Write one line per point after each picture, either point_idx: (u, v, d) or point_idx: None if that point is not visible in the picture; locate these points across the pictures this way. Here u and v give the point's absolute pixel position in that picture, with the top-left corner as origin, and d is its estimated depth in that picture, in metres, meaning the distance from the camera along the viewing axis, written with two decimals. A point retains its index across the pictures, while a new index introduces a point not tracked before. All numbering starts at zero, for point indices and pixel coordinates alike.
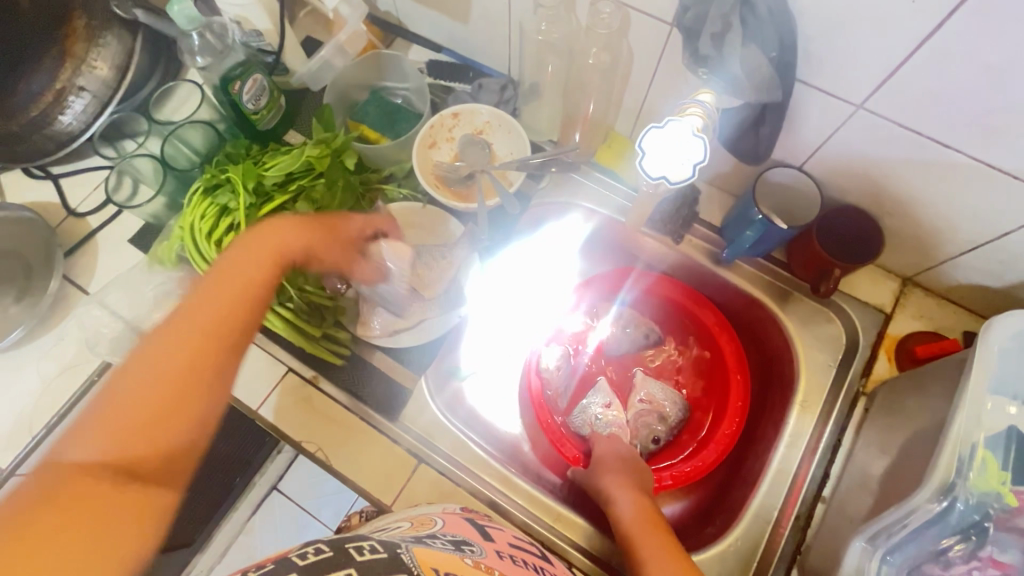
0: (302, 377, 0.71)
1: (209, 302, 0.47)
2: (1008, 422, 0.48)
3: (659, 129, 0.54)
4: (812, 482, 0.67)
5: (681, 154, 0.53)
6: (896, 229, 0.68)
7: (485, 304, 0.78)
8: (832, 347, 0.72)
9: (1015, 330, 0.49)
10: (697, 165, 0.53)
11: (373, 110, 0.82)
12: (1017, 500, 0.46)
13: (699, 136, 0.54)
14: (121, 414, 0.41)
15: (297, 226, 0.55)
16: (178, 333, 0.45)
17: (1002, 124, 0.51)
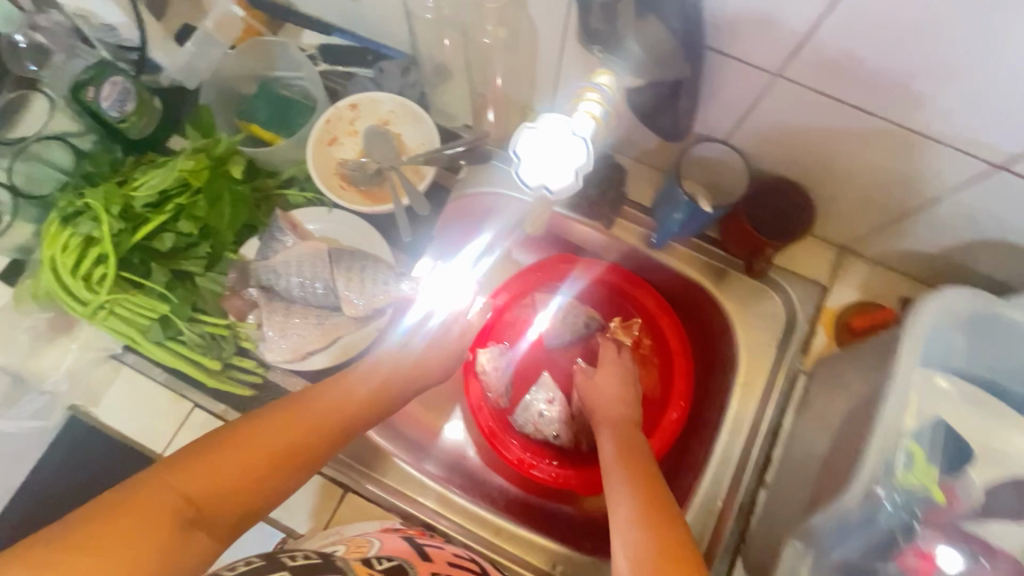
0: (210, 412, 0.64)
1: (334, 406, 0.51)
2: (937, 413, 0.49)
3: (532, 130, 0.43)
4: (755, 468, 0.65)
5: (562, 158, 0.44)
6: (829, 199, 0.64)
7: None
8: (771, 324, 0.69)
9: (946, 309, 0.48)
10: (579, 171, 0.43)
11: (263, 105, 0.74)
12: (945, 497, 0.48)
13: (578, 134, 0.44)
14: (244, 450, 0.44)
15: (422, 378, 0.59)
16: (323, 409, 0.50)
17: (924, 87, 0.46)
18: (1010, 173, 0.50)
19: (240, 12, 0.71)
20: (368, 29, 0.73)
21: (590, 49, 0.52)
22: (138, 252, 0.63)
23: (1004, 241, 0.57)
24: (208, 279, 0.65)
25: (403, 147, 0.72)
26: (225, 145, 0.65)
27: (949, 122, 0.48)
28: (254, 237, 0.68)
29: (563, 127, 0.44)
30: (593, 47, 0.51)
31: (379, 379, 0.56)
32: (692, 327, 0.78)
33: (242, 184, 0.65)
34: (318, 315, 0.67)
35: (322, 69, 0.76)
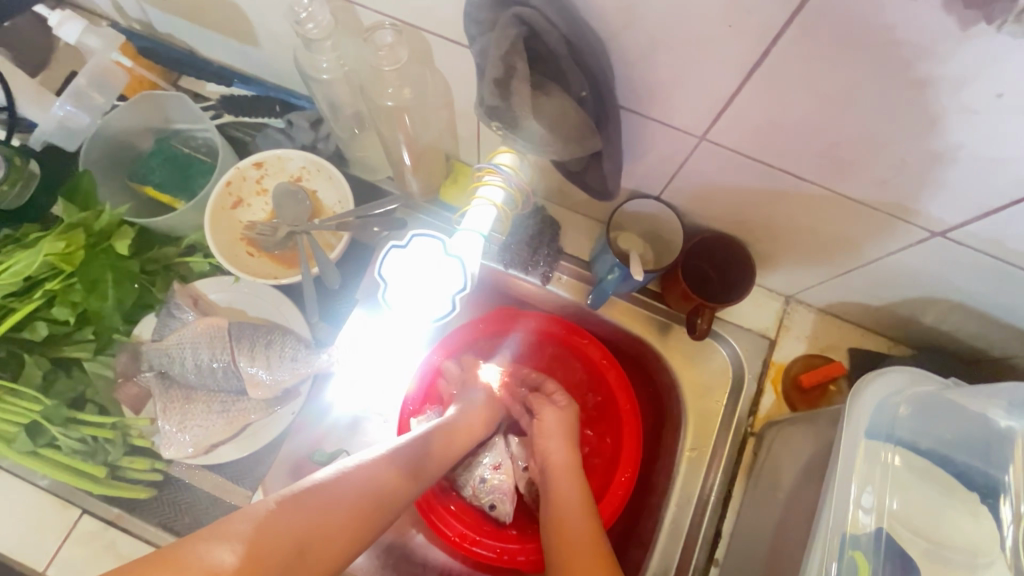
0: (102, 519, 0.57)
1: (335, 507, 0.44)
2: (879, 519, 0.44)
3: (400, 250, 0.46)
4: (704, 542, 0.61)
5: (436, 282, 0.46)
6: (771, 253, 0.61)
7: (351, 369, 0.64)
8: (718, 385, 0.65)
9: (882, 396, 0.45)
10: (456, 297, 0.46)
11: (159, 165, 0.67)
12: None
13: (454, 254, 0.46)
14: (269, 541, 0.39)
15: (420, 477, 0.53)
16: (326, 504, 0.44)
17: (852, 157, 0.42)
18: (948, 240, 0.46)
19: (127, 62, 0.65)
20: (272, 76, 0.66)
21: (489, 124, 0.43)
22: (6, 345, 0.55)
23: (949, 298, 0.54)
24: (97, 364, 0.59)
25: (320, 207, 0.66)
26: (107, 218, 0.57)
27: (880, 189, 0.44)
28: (150, 314, 0.62)
29: (433, 252, 0.46)
30: (492, 124, 0.43)
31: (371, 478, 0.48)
32: (638, 378, 0.75)
33: (130, 260, 0.58)
34: (222, 401, 0.61)
35: (226, 120, 0.69)
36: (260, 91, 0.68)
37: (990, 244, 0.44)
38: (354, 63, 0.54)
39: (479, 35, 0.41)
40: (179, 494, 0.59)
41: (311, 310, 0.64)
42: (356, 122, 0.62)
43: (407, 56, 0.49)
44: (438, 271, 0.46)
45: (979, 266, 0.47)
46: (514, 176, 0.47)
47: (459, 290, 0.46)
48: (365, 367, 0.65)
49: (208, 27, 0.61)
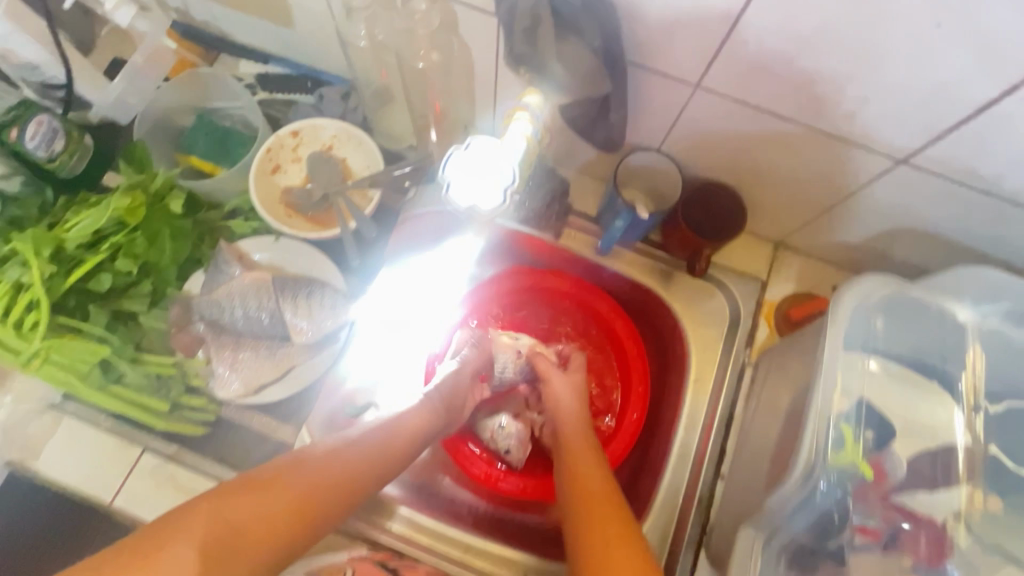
0: (160, 455, 0.62)
1: (305, 479, 0.47)
2: (859, 393, 0.50)
3: (466, 150, 0.53)
4: (711, 459, 0.67)
5: (491, 174, 0.53)
6: (760, 198, 0.68)
7: (377, 324, 0.70)
8: (716, 321, 0.72)
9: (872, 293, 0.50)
10: (506, 188, 0.53)
11: (202, 137, 0.73)
12: (871, 472, 0.48)
13: (506, 153, 0.53)
14: (237, 507, 0.42)
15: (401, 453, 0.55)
16: (298, 477, 0.47)
17: (825, 93, 0.49)
18: (911, 167, 0.53)
19: (172, 44, 0.72)
20: (305, 56, 0.73)
21: (516, 68, 0.54)
22: (73, 295, 0.61)
23: (916, 228, 0.61)
24: (152, 317, 0.64)
25: (350, 171, 0.72)
26: (162, 180, 0.64)
27: (851, 122, 0.52)
28: (198, 271, 0.67)
29: (491, 149, 0.53)
30: (519, 68, 0.54)
31: (347, 453, 0.51)
32: (644, 325, 0.81)
33: (182, 219, 0.64)
34: (268, 346, 0.66)
35: (262, 97, 0.75)
36: (293, 70, 0.75)
37: (946, 167, 0.51)
38: (386, 34, 0.61)
39: None
40: (228, 433, 0.65)
41: (351, 253, 0.72)
42: (385, 92, 0.69)
43: (437, 22, 0.56)
44: (495, 166, 0.53)
45: (939, 190, 0.54)
46: (544, 110, 0.54)
47: (508, 184, 0.53)
48: (389, 324, 0.70)
49: (248, 11, 0.68)
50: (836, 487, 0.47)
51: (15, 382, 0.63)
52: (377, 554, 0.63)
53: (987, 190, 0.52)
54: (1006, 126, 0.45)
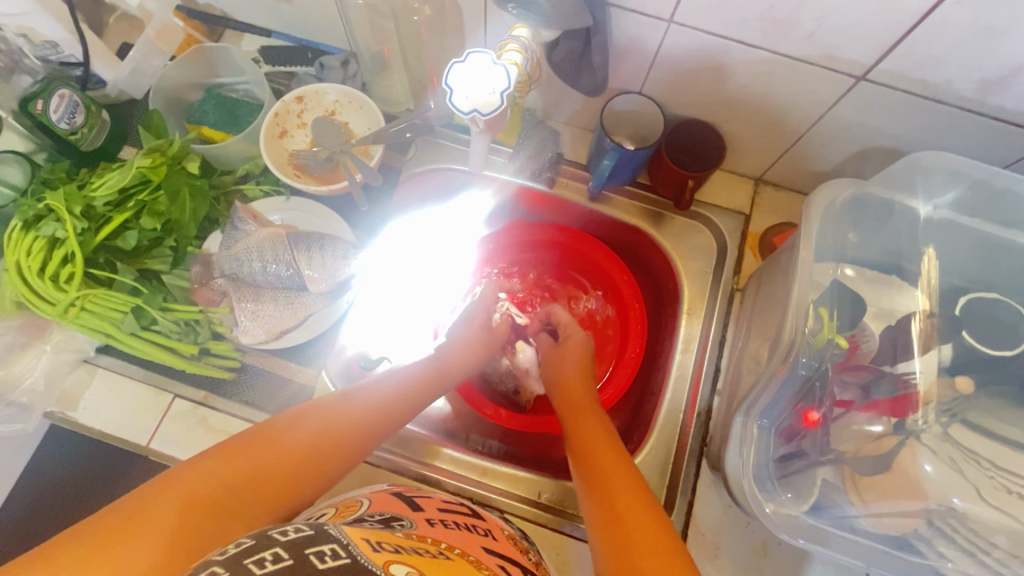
0: (191, 401, 0.66)
1: (289, 443, 0.48)
2: (836, 276, 0.55)
3: (462, 64, 0.53)
4: (708, 377, 0.72)
5: (486, 83, 0.53)
6: (737, 133, 0.73)
7: (380, 278, 0.74)
8: (705, 254, 0.77)
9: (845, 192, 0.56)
10: (501, 92, 0.52)
11: (212, 108, 0.78)
12: (847, 342, 0.52)
13: (501, 64, 0.53)
14: (221, 470, 0.44)
15: (387, 420, 0.55)
16: (282, 441, 0.48)
17: (785, 16, 0.54)
18: (870, 83, 0.59)
19: (180, 23, 0.77)
20: (305, 28, 0.78)
21: (504, 8, 0.58)
22: (104, 252, 0.67)
23: (882, 146, 0.67)
24: (175, 276, 0.69)
25: (352, 133, 0.76)
26: (178, 145, 0.69)
27: (811, 43, 0.56)
28: (216, 231, 0.72)
29: (488, 61, 0.53)
30: (507, 5, 0.57)
31: (349, 412, 0.53)
32: (637, 267, 0.86)
33: (200, 179, 0.69)
34: (286, 295, 0.70)
35: (266, 70, 0.80)
36: (294, 43, 0.79)
37: (900, 79, 0.57)
38: None
39: None
40: (254, 378, 0.69)
41: (360, 200, 0.76)
42: (383, 58, 0.75)
43: None
44: (490, 77, 0.53)
45: (898, 104, 0.60)
46: (532, 45, 0.59)
47: (503, 88, 0.53)
48: (392, 278, 0.75)
49: None
50: (815, 360, 0.52)
51: (52, 336, 0.67)
52: (399, 481, 0.67)
53: (939, 97, 0.57)
54: (945, 31, 0.50)
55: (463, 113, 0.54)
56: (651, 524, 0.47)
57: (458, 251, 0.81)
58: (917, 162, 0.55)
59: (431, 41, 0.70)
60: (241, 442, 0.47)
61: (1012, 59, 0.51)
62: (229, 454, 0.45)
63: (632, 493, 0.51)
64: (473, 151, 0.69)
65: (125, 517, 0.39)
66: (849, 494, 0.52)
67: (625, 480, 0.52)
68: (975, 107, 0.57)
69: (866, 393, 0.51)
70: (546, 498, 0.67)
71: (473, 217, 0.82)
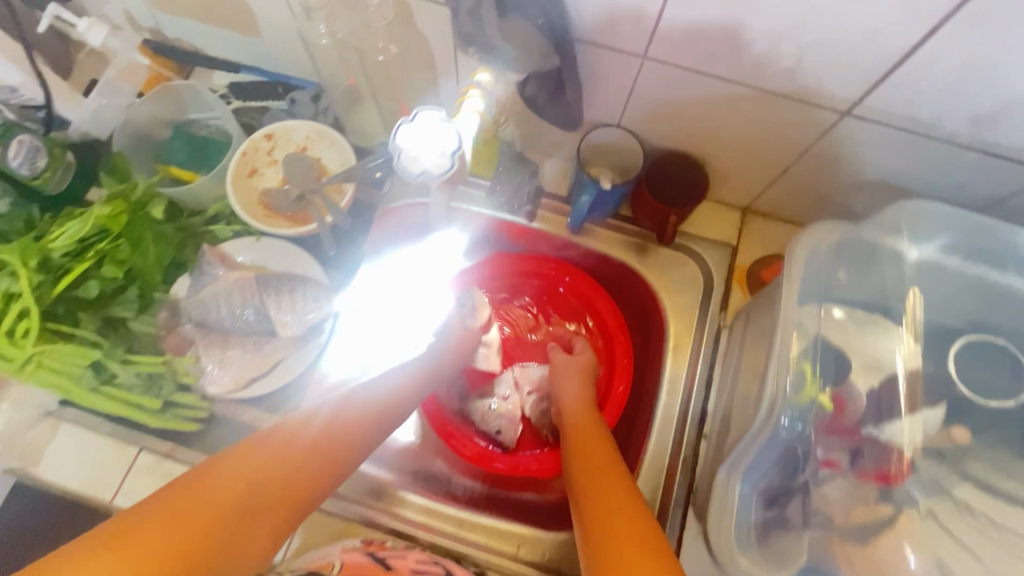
0: (158, 453, 0.64)
1: (291, 444, 0.47)
2: (819, 325, 0.52)
3: (410, 124, 0.51)
4: (694, 421, 0.69)
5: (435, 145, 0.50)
6: (721, 165, 0.70)
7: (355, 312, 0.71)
8: (691, 287, 0.74)
9: (828, 235, 0.53)
10: (450, 155, 0.50)
11: (180, 146, 0.75)
12: (832, 404, 0.49)
13: (451, 124, 0.51)
14: (223, 477, 0.42)
15: (381, 419, 0.55)
16: (288, 441, 0.47)
17: (763, 52, 0.52)
18: (855, 118, 0.56)
19: (145, 60, 0.74)
20: (274, 62, 0.76)
21: (466, 50, 0.56)
22: (63, 303, 0.64)
23: (871, 179, 0.64)
24: (142, 322, 0.66)
25: (325, 170, 0.74)
26: (142, 189, 0.67)
27: (791, 79, 0.54)
28: (184, 275, 0.70)
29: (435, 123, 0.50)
30: (470, 49, 0.55)
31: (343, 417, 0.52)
32: (621, 298, 0.83)
33: (165, 224, 0.67)
34: (256, 341, 0.68)
35: (236, 106, 0.78)
36: (265, 78, 0.78)
37: (886, 115, 0.54)
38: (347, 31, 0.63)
39: None
40: (223, 430, 0.67)
41: (326, 245, 0.74)
42: (354, 92, 0.72)
43: (393, 14, 0.58)
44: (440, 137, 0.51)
45: (885, 139, 0.57)
46: (496, 88, 0.57)
47: (454, 149, 0.50)
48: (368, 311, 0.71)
49: (215, 22, 0.71)
50: (798, 423, 0.49)
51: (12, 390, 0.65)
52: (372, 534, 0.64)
53: (929, 133, 0.55)
54: (930, 67, 0.48)
55: (411, 176, 0.51)
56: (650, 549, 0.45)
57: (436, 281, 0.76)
58: (907, 208, 0.52)
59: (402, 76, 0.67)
60: (242, 446, 0.45)
61: (1004, 96, 0.48)
62: (233, 456, 0.44)
63: (630, 516, 0.50)
64: (433, 201, 0.66)
65: (131, 526, 0.36)
66: (839, 564, 0.48)
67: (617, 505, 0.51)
68: (964, 143, 0.55)
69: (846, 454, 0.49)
70: (525, 552, 0.64)
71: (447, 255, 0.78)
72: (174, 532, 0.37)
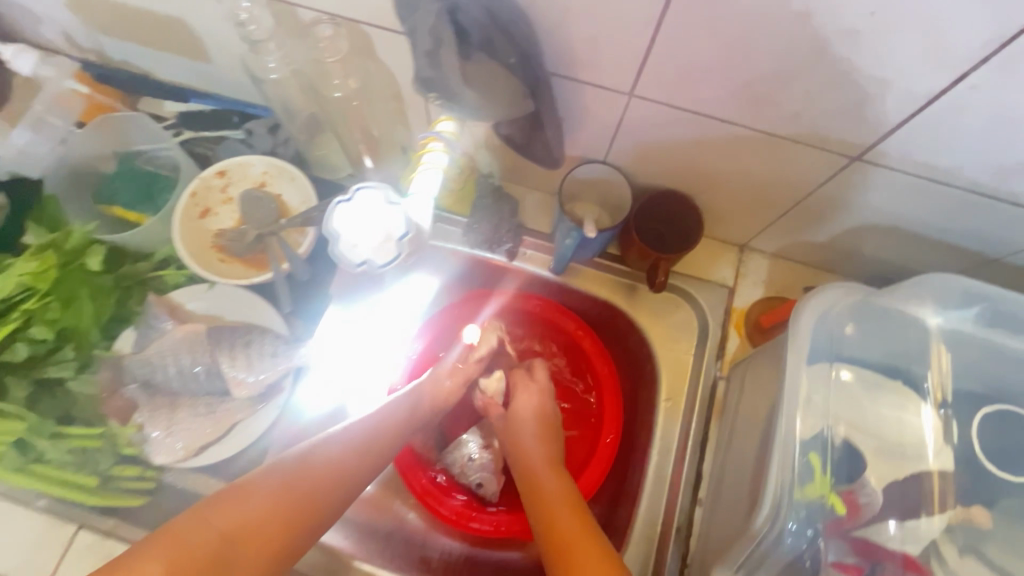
0: (98, 532, 0.58)
1: (250, 507, 0.46)
2: (826, 400, 0.47)
3: (348, 203, 0.51)
4: (689, 483, 0.63)
5: (379, 228, 0.50)
6: (717, 203, 0.64)
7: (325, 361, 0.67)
8: (685, 334, 0.68)
9: (829, 300, 0.48)
10: (395, 239, 0.50)
11: (121, 185, 0.68)
12: (845, 507, 0.44)
13: (394, 205, 0.51)
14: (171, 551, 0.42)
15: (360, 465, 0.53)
16: (244, 505, 0.46)
17: (764, 93, 0.46)
18: (867, 163, 0.50)
19: (82, 87, 0.68)
20: (229, 89, 0.69)
21: (426, 97, 0.48)
22: None
23: (883, 223, 0.58)
24: (80, 383, 0.59)
25: (285, 209, 0.68)
26: (77, 237, 0.59)
27: (796, 121, 0.48)
28: (129, 329, 0.63)
29: (376, 202, 0.50)
30: (429, 94, 0.48)
31: (327, 457, 0.51)
32: (611, 338, 0.77)
33: (103, 275, 0.61)
34: (208, 403, 0.63)
35: (185, 136, 0.71)
36: (219, 105, 0.71)
37: (902, 161, 0.48)
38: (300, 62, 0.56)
39: (408, 15, 0.44)
40: (173, 500, 0.61)
41: (282, 301, 0.67)
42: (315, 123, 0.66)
43: (349, 46, 0.52)
44: (384, 219, 0.51)
45: (900, 185, 0.51)
46: (459, 142, 0.51)
47: (401, 233, 0.50)
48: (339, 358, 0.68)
49: (159, 47, 0.64)
50: (806, 529, 0.44)
51: None
52: None
53: (950, 182, 0.49)
54: (957, 115, 0.42)
55: (353, 261, 0.51)
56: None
57: (408, 325, 0.72)
58: (927, 280, 0.46)
59: (364, 108, 0.61)
60: (202, 509, 0.45)
61: None
62: (188, 524, 0.44)
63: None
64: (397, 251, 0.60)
65: None
66: None
67: (585, 542, 0.52)
68: (988, 193, 0.49)
69: (859, 553, 0.44)
70: None
71: (416, 304, 0.73)
72: None
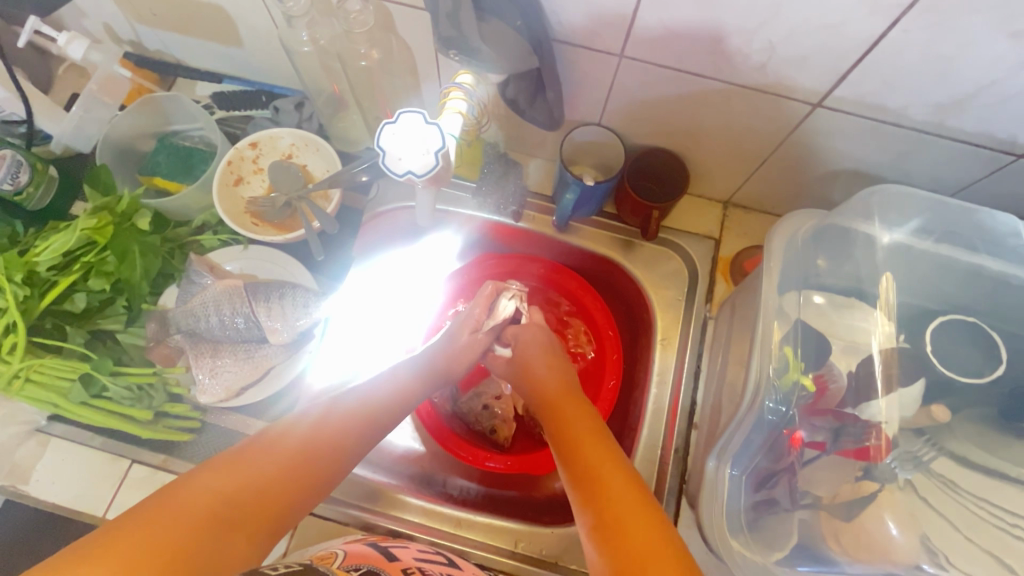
0: (150, 465, 0.64)
1: (279, 454, 0.46)
2: (800, 311, 0.54)
3: (393, 124, 0.52)
4: (685, 411, 0.70)
5: (420, 143, 0.52)
6: (700, 159, 0.72)
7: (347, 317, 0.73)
8: (677, 281, 0.76)
9: (797, 229, 0.56)
10: (436, 152, 0.51)
11: (164, 158, 0.75)
12: (815, 384, 0.51)
13: (434, 123, 0.52)
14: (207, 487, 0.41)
15: (374, 424, 0.55)
16: (276, 452, 0.46)
17: (734, 48, 0.53)
18: (827, 109, 0.58)
19: (127, 73, 0.74)
20: (258, 72, 0.77)
21: (447, 53, 0.57)
22: (50, 317, 0.64)
23: (847, 168, 0.66)
24: (130, 335, 0.67)
25: (310, 176, 0.74)
26: (127, 202, 0.66)
27: (764, 73, 0.55)
28: (172, 285, 0.70)
29: (418, 124, 0.52)
30: (449, 52, 0.57)
31: (331, 425, 0.51)
32: (608, 294, 0.84)
33: (151, 235, 0.66)
34: (247, 349, 0.68)
35: (219, 116, 0.78)
36: (248, 87, 0.78)
37: (856, 105, 0.56)
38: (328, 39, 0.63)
39: None
40: (216, 439, 0.67)
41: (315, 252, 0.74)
42: (337, 98, 0.73)
43: (373, 21, 0.59)
44: (423, 137, 0.52)
45: (855, 129, 0.59)
46: (477, 90, 0.59)
47: (439, 146, 0.52)
48: (359, 316, 0.74)
49: (197, 33, 0.71)
50: (783, 405, 0.52)
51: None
52: (370, 537, 0.64)
53: (896, 122, 0.57)
54: (895, 57, 0.49)
55: (397, 174, 0.53)
56: (640, 505, 0.46)
57: (423, 290, 0.79)
58: (878, 191, 0.53)
59: (384, 81, 0.68)
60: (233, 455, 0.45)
61: (962, 84, 0.50)
62: (221, 465, 0.43)
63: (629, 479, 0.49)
64: (421, 204, 0.67)
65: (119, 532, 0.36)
66: (828, 542, 0.50)
67: (604, 460, 0.51)
68: (930, 131, 0.57)
69: (833, 438, 0.50)
70: (523, 547, 0.65)
71: (432, 268, 0.81)
72: (161, 541, 0.36)
